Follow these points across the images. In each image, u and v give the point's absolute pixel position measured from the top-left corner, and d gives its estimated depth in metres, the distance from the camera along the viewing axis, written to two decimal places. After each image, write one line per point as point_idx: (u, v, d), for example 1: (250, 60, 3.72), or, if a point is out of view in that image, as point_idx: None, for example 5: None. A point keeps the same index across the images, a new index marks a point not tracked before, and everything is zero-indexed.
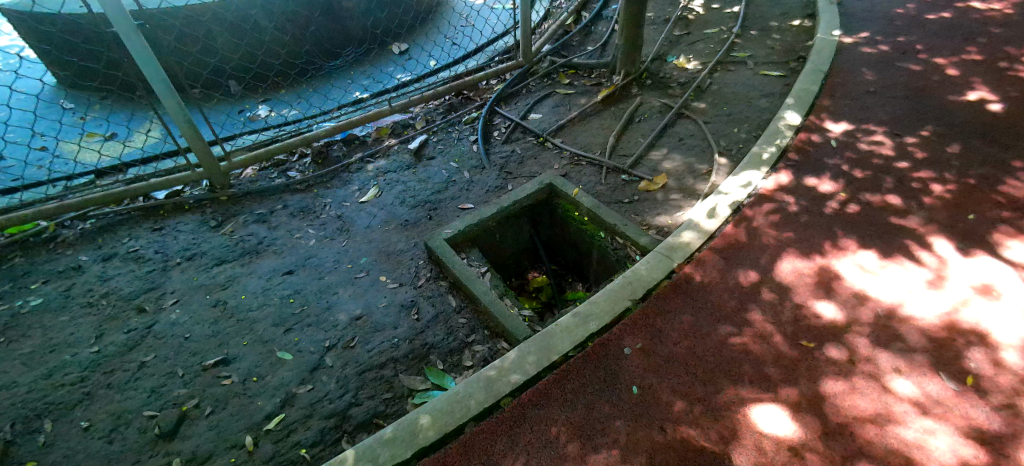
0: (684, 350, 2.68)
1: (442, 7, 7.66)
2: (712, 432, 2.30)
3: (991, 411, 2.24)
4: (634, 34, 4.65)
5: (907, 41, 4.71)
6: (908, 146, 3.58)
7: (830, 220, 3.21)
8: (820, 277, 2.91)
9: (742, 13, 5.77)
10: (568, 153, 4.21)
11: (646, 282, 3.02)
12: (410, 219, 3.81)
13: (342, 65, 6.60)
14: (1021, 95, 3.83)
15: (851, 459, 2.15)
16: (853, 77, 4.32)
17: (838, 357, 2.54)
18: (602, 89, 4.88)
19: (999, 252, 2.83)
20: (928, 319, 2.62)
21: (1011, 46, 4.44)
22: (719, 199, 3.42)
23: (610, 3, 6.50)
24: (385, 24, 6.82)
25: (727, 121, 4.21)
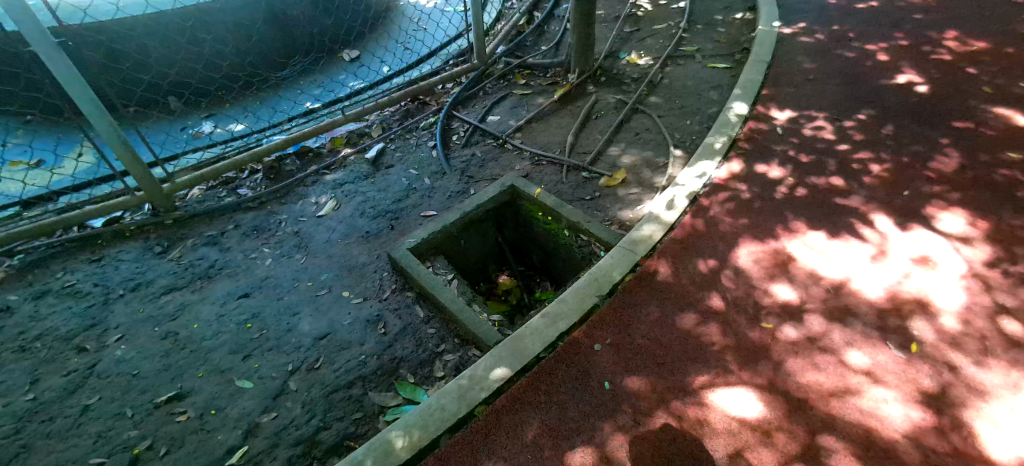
0: (653, 342, 2.73)
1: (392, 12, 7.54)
2: (683, 419, 2.35)
3: (937, 375, 2.38)
4: (586, 33, 4.70)
5: (841, 30, 4.97)
6: (848, 129, 3.78)
7: (781, 203, 3.34)
8: (775, 260, 3.03)
9: (687, 8, 5.94)
10: (529, 153, 4.22)
11: (612, 278, 3.06)
12: (372, 230, 3.72)
13: (290, 74, 6.38)
14: (944, 76, 4.11)
15: (815, 434, 2.24)
16: (794, 66, 4.52)
17: (796, 336, 2.64)
18: (559, 88, 4.91)
19: (933, 224, 3.03)
20: (874, 292, 2.76)
21: (933, 31, 4.76)
22: (677, 191, 3.51)
23: (561, 2, 6.56)
24: (333, 31, 6.65)
25: (680, 114, 4.32)
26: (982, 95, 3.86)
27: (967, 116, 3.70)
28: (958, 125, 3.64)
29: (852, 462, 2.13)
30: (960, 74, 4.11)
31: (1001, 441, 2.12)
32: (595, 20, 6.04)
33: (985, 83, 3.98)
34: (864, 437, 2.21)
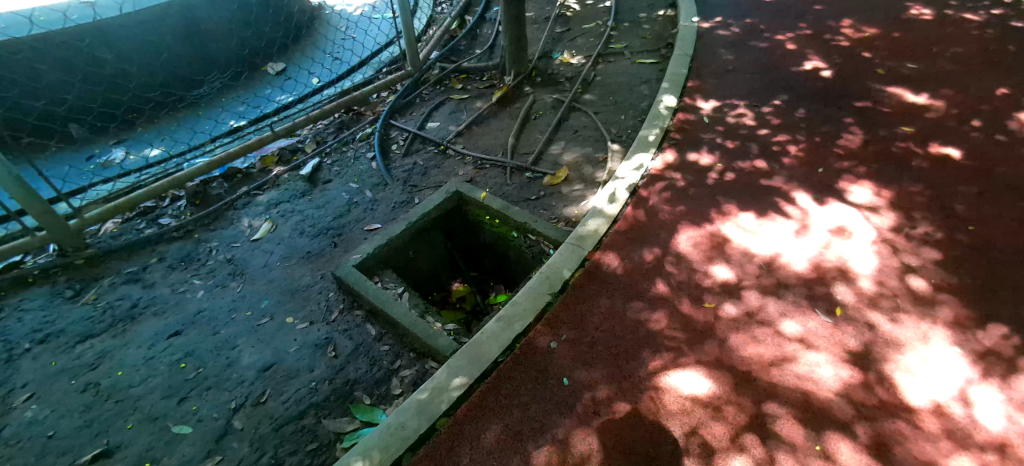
0: (606, 333, 2.79)
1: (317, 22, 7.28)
2: (641, 405, 2.42)
3: (860, 334, 2.60)
4: (518, 35, 4.75)
5: (753, 22, 5.33)
6: (766, 115, 4.05)
7: (713, 189, 3.53)
8: (712, 243, 3.19)
9: (613, 7, 6.14)
10: (471, 158, 4.20)
11: (562, 275, 3.11)
12: (313, 249, 3.55)
13: (207, 92, 5.99)
14: (844, 61, 4.50)
15: (760, 403, 2.37)
16: (715, 59, 4.79)
17: (737, 313, 2.80)
18: (496, 91, 4.93)
19: (846, 197, 3.30)
20: (801, 264, 2.98)
21: (832, 20, 5.20)
22: (617, 184, 3.62)
23: (491, 5, 6.59)
24: (252, 43, 6.32)
25: (615, 109, 4.46)
26: (876, 76, 4.27)
27: (865, 96, 4.08)
28: (859, 105, 4.00)
29: (795, 424, 2.28)
30: (856, 59, 4.52)
31: (917, 388, 2.35)
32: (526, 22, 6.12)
33: (877, 66, 4.40)
34: (802, 400, 2.37)
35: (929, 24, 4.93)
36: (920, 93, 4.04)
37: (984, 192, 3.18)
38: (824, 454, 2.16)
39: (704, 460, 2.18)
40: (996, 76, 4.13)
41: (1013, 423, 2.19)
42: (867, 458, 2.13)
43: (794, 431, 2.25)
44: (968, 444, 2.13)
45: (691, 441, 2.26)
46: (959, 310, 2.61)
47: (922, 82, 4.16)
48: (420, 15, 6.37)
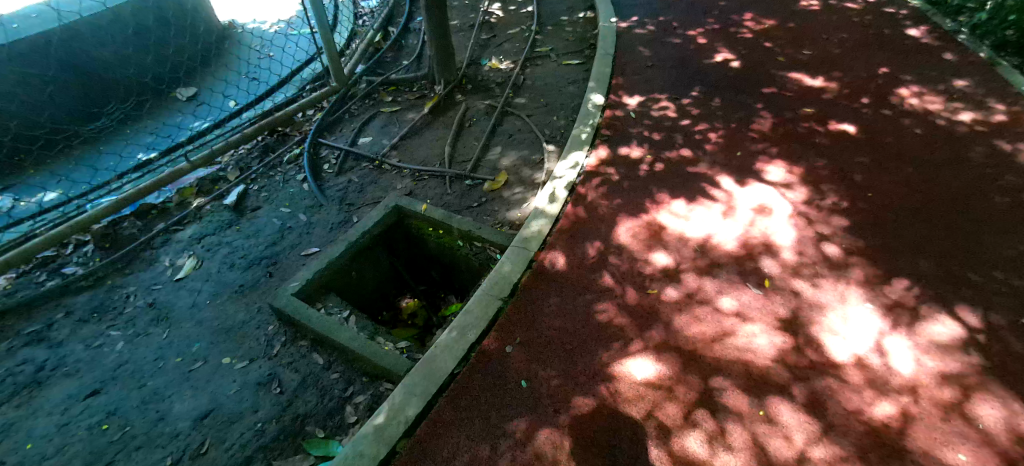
0: (559, 331, 2.83)
1: (226, 42, 6.94)
2: (598, 397, 2.47)
3: (787, 302, 2.81)
4: (444, 43, 4.73)
5: (666, 20, 5.64)
6: (687, 106, 4.30)
7: (646, 180, 3.68)
8: (650, 232, 3.33)
9: (535, 11, 6.28)
10: (408, 170, 4.13)
11: (511, 278, 3.13)
12: (246, 282, 3.33)
13: (105, 126, 5.49)
14: (749, 52, 4.87)
15: (707, 378, 2.50)
16: (635, 56, 5.02)
17: (678, 296, 2.93)
18: (427, 101, 4.88)
19: (763, 176, 3.57)
20: (730, 243, 3.17)
21: (735, 14, 5.61)
22: (556, 184, 3.69)
23: (414, 15, 6.53)
24: (153, 70, 5.93)
25: (547, 111, 4.55)
26: (778, 64, 4.65)
27: (770, 83, 4.43)
28: (766, 91, 4.34)
29: (740, 394, 2.42)
30: (760, 49, 4.90)
31: (840, 345, 2.57)
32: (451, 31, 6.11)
33: (778, 54, 4.80)
34: (744, 370, 2.52)
35: (817, 14, 5.45)
36: (816, 77, 4.45)
37: (877, 161, 3.55)
38: (767, 418, 2.30)
39: (662, 441, 2.26)
40: (876, 58, 4.63)
41: (921, 364, 2.44)
42: (805, 416, 2.30)
43: (740, 401, 2.39)
44: (887, 390, 2.36)
45: (649, 424, 2.33)
46: (867, 269, 2.88)
47: (816, 66, 4.58)
48: (340, 29, 6.18)
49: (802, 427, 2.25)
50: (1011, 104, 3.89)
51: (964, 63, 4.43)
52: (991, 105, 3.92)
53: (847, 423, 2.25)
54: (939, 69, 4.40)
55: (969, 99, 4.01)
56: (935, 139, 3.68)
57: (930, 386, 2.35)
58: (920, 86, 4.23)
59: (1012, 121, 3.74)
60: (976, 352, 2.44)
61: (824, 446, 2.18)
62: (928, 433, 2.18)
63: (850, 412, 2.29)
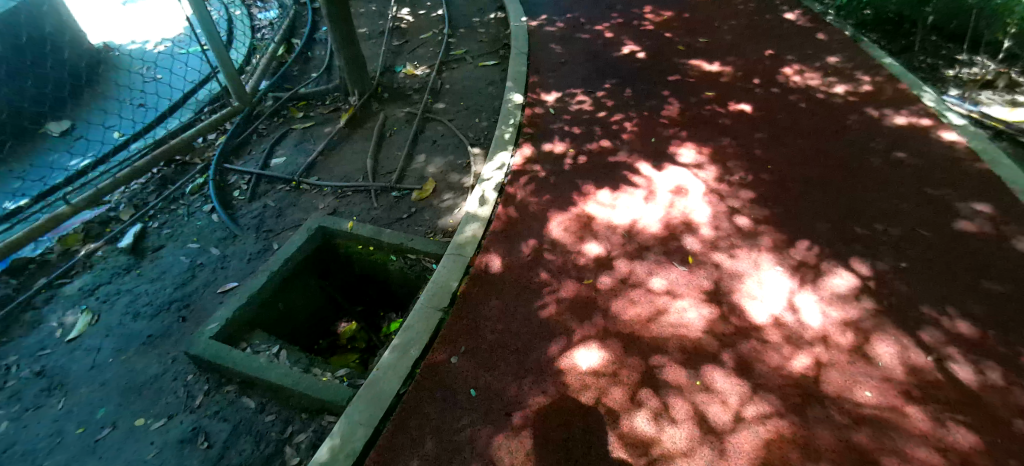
0: (503, 333, 2.82)
1: (102, 66, 6.22)
2: (547, 393, 2.50)
3: (710, 275, 3.00)
4: (353, 53, 4.56)
5: (574, 16, 5.81)
6: (602, 98, 4.45)
7: (572, 173, 3.77)
8: (580, 224, 3.41)
9: (446, 14, 6.22)
10: (330, 188, 3.94)
11: (449, 287, 3.07)
12: (156, 331, 3.01)
13: None
14: (652, 43, 5.14)
15: (648, 358, 2.61)
16: (548, 53, 5.12)
17: (613, 283, 3.03)
18: (342, 114, 4.67)
19: (678, 159, 3.78)
20: (655, 226, 3.33)
21: (636, 8, 5.90)
22: (485, 186, 3.69)
23: (319, 25, 6.25)
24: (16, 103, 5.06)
25: (468, 114, 4.53)
26: (679, 53, 4.96)
27: (674, 71, 4.70)
28: (671, 79, 4.60)
29: (678, 368, 2.54)
30: (661, 39, 5.19)
31: (759, 308, 2.78)
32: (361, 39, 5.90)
33: (678, 43, 5.11)
34: (679, 345, 2.65)
35: (708, 4, 5.87)
36: (713, 62, 4.79)
37: (772, 136, 3.88)
38: (704, 387, 2.44)
39: (613, 425, 2.32)
40: (762, 41, 5.07)
41: (827, 315, 2.70)
42: (736, 379, 2.46)
43: (679, 374, 2.51)
44: (802, 343, 2.58)
45: (598, 412, 2.38)
46: (774, 235, 3.14)
47: (713, 53, 4.93)
48: (236, 44, 5.76)
49: (735, 390, 2.41)
50: (874, 75, 4.42)
51: (833, 42, 4.96)
52: (858, 77, 4.42)
53: (773, 379, 2.44)
54: (815, 48, 4.90)
55: (841, 73, 4.50)
56: (817, 111, 4.09)
57: (836, 334, 2.60)
58: (801, 64, 4.68)
59: (876, 90, 4.25)
60: (870, 297, 2.74)
61: (755, 404, 2.34)
62: (839, 377, 2.41)
63: (774, 369, 2.48)
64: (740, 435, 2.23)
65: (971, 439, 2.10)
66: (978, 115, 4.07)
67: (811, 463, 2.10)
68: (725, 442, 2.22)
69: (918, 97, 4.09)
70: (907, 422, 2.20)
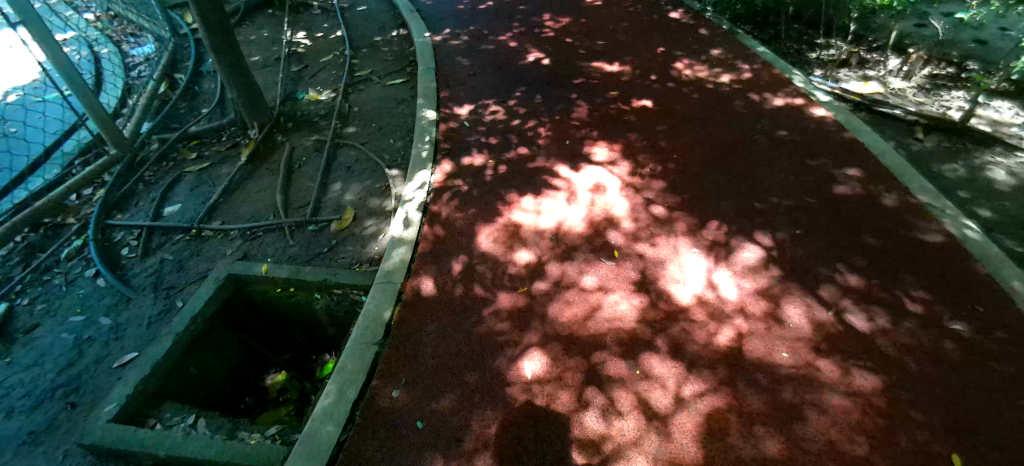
0: (444, 356, 2.72)
1: None
2: (495, 410, 2.43)
3: (636, 266, 3.11)
4: (246, 84, 4.31)
5: (476, 28, 5.87)
6: (514, 107, 4.52)
7: (494, 184, 3.77)
8: (508, 233, 3.41)
9: (345, 35, 6.06)
10: (237, 231, 3.67)
11: (382, 318, 2.93)
12: (37, 424, 2.58)
13: None
14: (555, 49, 5.32)
15: (590, 356, 2.63)
16: (455, 67, 5.11)
17: (547, 287, 3.05)
18: (243, 149, 4.35)
19: (593, 159, 3.91)
20: (579, 225, 3.41)
21: (536, 16, 6.08)
22: (407, 208, 3.59)
23: (204, 57, 5.85)
24: None
25: (381, 136, 4.41)
26: (581, 56, 5.17)
27: (579, 74, 4.89)
28: (577, 82, 4.78)
29: (618, 360, 2.59)
30: (562, 44, 5.39)
31: (683, 290, 2.93)
32: (254, 67, 5.60)
33: (578, 47, 5.33)
34: (617, 338, 2.71)
35: (601, 8, 6.19)
36: (613, 63, 5.04)
37: (674, 127, 4.14)
38: (644, 375, 2.50)
39: (565, 431, 2.31)
40: (654, 40, 5.42)
41: (742, 288, 2.90)
42: (672, 362, 2.55)
43: (619, 367, 2.56)
44: (724, 318, 2.74)
45: (550, 420, 2.36)
46: (688, 220, 3.34)
47: (611, 54, 5.20)
48: (107, 86, 5.18)
49: (672, 373, 2.50)
50: (752, 64, 4.89)
51: (714, 36, 5.44)
52: (739, 66, 4.87)
53: (704, 355, 2.55)
54: (700, 43, 5.32)
55: (724, 64, 4.93)
56: (709, 100, 4.43)
57: (752, 304, 2.80)
58: (689, 58, 5.06)
59: (755, 76, 4.70)
60: (776, 265, 2.98)
61: (692, 382, 2.44)
62: (760, 343, 2.58)
63: (704, 346, 2.60)
64: (682, 415, 2.31)
65: (873, 380, 2.33)
66: (839, 91, 4.61)
67: (746, 428, 2.21)
68: (670, 424, 2.28)
69: (790, 79, 4.60)
70: (821, 374, 2.39)
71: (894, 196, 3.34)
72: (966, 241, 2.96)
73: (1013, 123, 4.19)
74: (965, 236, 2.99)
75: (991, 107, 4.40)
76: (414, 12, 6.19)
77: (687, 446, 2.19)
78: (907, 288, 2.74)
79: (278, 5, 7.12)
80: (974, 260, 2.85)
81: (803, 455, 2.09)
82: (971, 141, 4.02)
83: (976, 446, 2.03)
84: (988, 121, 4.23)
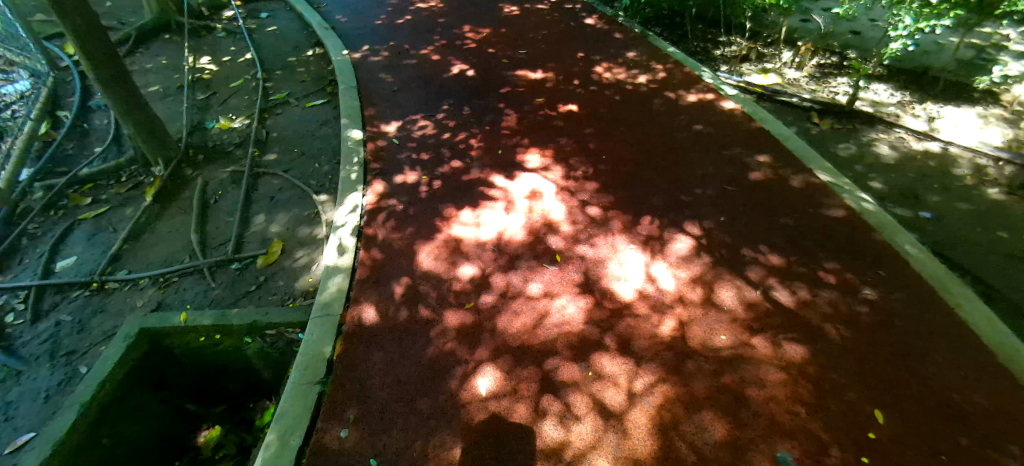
0: (394, 386, 2.50)
1: None
2: (451, 436, 2.27)
3: (579, 267, 3.11)
4: (143, 118, 4.05)
5: (396, 43, 5.79)
6: (442, 120, 4.47)
7: (430, 200, 3.67)
8: (449, 249, 3.29)
9: (255, 57, 5.89)
10: (147, 279, 3.32)
11: (321, 355, 2.67)
12: None
13: None
14: (478, 60, 5.35)
15: (544, 364, 2.55)
16: (378, 84, 5.00)
17: (493, 299, 2.93)
18: (148, 189, 4.03)
19: (526, 166, 3.94)
20: (519, 233, 3.39)
21: (456, 28, 6.09)
22: (340, 233, 3.38)
23: (92, 89, 5.32)
24: None
25: (305, 161, 4.30)
26: (504, 66, 5.23)
27: (504, 83, 4.94)
28: (503, 91, 4.82)
29: (570, 364, 2.53)
30: (485, 55, 5.43)
31: (625, 286, 2.95)
32: (154, 98, 5.21)
33: (501, 57, 5.39)
34: (568, 342, 2.65)
35: (519, 18, 6.32)
36: (536, 70, 5.15)
37: (600, 129, 4.28)
38: (597, 375, 2.47)
39: (525, 448, 2.20)
40: (572, 46, 5.60)
41: (679, 277, 2.99)
42: (622, 358, 2.54)
43: (572, 370, 2.50)
44: (666, 308, 2.80)
45: (509, 437, 2.24)
46: (622, 217, 3.43)
47: (533, 62, 5.30)
48: None
49: (623, 369, 2.48)
50: (664, 64, 5.19)
51: (627, 39, 5.72)
52: (654, 67, 5.14)
53: (652, 348, 2.58)
54: (615, 46, 5.57)
55: (640, 65, 5.18)
56: (630, 100, 4.63)
57: (690, 291, 2.89)
58: (607, 61, 5.28)
59: (669, 75, 4.98)
60: (706, 252, 3.13)
61: (643, 376, 2.44)
62: (701, 328, 2.66)
63: (650, 339, 2.62)
64: (636, 411, 2.30)
65: (802, 351, 2.49)
66: (744, 84, 5.01)
67: (694, 413, 2.26)
68: (626, 422, 2.26)
69: (700, 76, 4.92)
70: (757, 351, 2.51)
71: (800, 178, 3.64)
72: (863, 212, 3.28)
73: (889, 103, 4.72)
74: (862, 209, 3.30)
75: (871, 90, 4.93)
76: (329, 30, 6.12)
77: (644, 441, 2.18)
78: (821, 262, 2.98)
79: (176, 30, 6.63)
80: (872, 230, 3.16)
81: (749, 432, 2.16)
82: (858, 121, 4.50)
83: (892, 401, 2.22)
84: (870, 102, 4.73)
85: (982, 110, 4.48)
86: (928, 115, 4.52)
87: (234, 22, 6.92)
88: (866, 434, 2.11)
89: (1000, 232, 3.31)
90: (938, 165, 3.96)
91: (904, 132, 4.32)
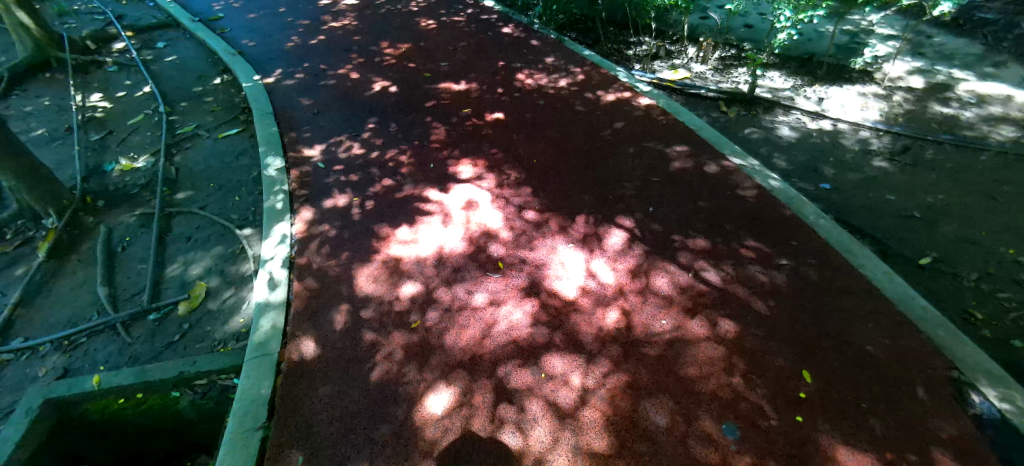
0: (343, 419, 2.32)
1: None
2: (409, 463, 2.13)
3: (521, 272, 3.10)
4: (29, 166, 3.66)
5: (312, 65, 5.62)
6: (369, 139, 4.38)
7: (364, 221, 3.56)
8: (388, 270, 3.14)
9: (155, 90, 5.50)
10: (48, 344, 2.97)
11: (260, 398, 2.43)
12: None
13: None
14: (400, 76, 5.30)
15: (497, 373, 2.49)
16: (296, 108, 4.83)
17: (439, 315, 2.83)
18: (40, 243, 3.63)
19: (459, 177, 3.94)
20: (458, 245, 3.33)
21: (374, 45, 6.02)
22: (270, 266, 3.16)
23: None
24: None
25: (223, 195, 4.07)
26: (427, 79, 5.22)
27: (428, 97, 4.93)
28: (428, 105, 4.80)
29: (521, 370, 2.49)
30: (406, 70, 5.39)
31: (567, 285, 2.98)
32: (38, 144, 4.71)
33: (423, 71, 5.38)
34: (517, 348, 2.61)
35: (437, 31, 6.36)
36: (459, 82, 5.18)
37: (528, 134, 4.37)
38: (548, 377, 2.45)
39: (486, 459, 2.12)
40: (492, 55, 5.70)
41: (616, 270, 3.08)
42: (571, 356, 2.55)
43: (524, 376, 2.46)
44: (609, 300, 2.87)
45: (470, 450, 2.16)
46: (558, 218, 3.50)
47: (455, 73, 5.33)
48: None
49: (573, 368, 2.49)
50: (582, 67, 5.41)
51: (545, 46, 5.90)
52: (572, 70, 5.34)
53: (598, 341, 2.62)
54: (533, 53, 5.74)
55: (560, 70, 5.36)
56: (553, 104, 4.77)
57: (628, 282, 2.98)
58: (528, 68, 5.42)
59: (587, 78, 5.19)
60: (638, 243, 3.27)
61: (591, 371, 2.46)
62: (642, 316, 2.76)
63: (596, 332, 2.67)
64: (590, 407, 2.31)
65: (734, 326, 2.65)
66: (657, 80, 5.32)
67: (645, 399, 2.32)
68: (580, 419, 2.26)
69: (616, 76, 5.17)
70: (692, 332, 2.64)
71: (715, 164, 3.90)
72: (773, 191, 3.56)
73: (784, 88, 5.18)
74: (771, 187, 3.59)
75: (768, 77, 5.40)
76: (236, 56, 5.85)
77: (599, 435, 2.19)
78: (740, 240, 3.21)
79: (59, 67, 6.00)
80: (782, 205, 3.45)
81: (696, 410, 2.26)
82: (760, 107, 4.90)
83: (815, 361, 2.42)
84: (768, 89, 5.17)
85: (861, 88, 5.04)
86: (818, 96, 5.00)
87: (126, 54, 6.43)
88: (797, 394, 2.27)
89: (887, 195, 3.73)
90: (831, 140, 4.39)
91: (800, 113, 4.76)
